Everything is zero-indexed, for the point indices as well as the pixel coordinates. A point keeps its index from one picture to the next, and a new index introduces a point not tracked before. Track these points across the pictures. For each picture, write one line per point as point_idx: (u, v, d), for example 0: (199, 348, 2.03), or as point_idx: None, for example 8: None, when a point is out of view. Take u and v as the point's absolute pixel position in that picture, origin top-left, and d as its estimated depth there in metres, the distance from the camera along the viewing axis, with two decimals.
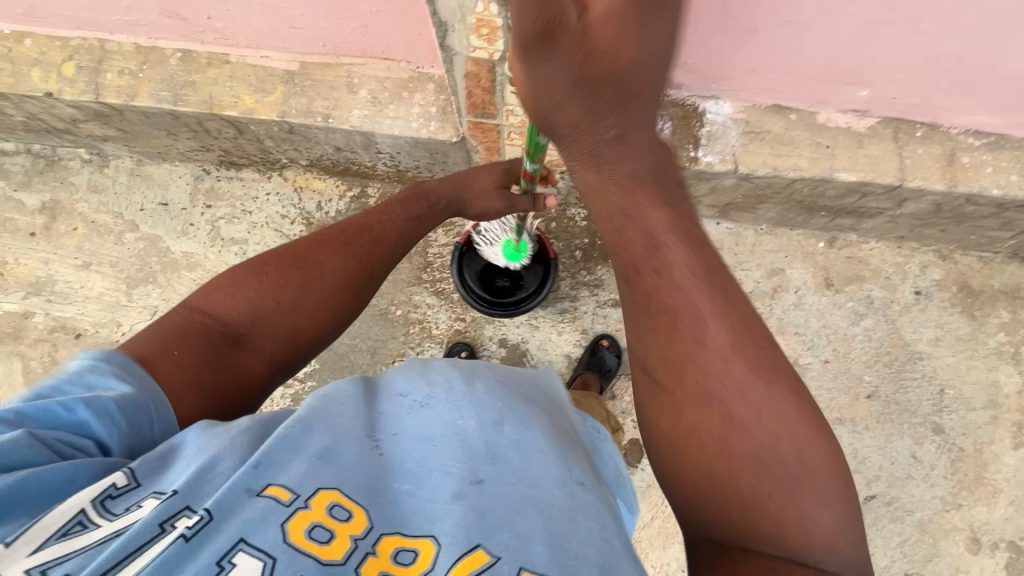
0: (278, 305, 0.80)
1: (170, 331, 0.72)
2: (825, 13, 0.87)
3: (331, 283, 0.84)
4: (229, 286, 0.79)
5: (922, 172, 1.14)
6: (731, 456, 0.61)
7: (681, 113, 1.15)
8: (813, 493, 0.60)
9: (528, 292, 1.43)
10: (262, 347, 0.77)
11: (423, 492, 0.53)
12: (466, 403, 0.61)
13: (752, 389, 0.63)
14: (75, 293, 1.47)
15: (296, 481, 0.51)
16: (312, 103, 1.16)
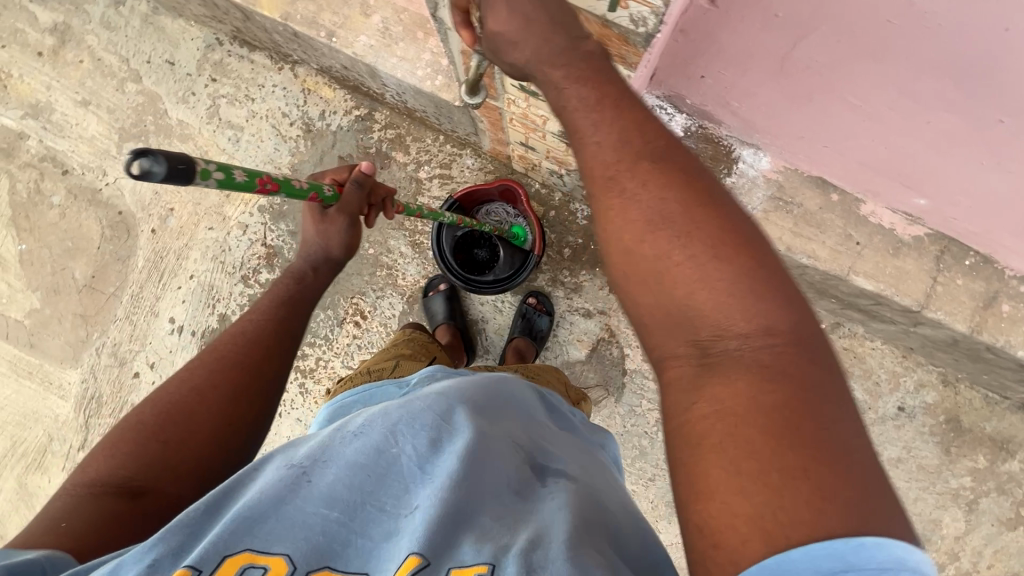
0: (167, 442, 0.67)
1: (52, 516, 0.58)
2: (899, 111, 0.71)
3: (218, 399, 0.72)
4: (108, 449, 0.66)
5: (949, 304, 1.00)
6: (651, 280, 0.52)
7: (711, 152, 1.00)
8: (734, 293, 0.49)
9: (499, 277, 1.28)
10: (166, 490, 0.64)
11: (355, 524, 0.49)
12: (400, 424, 0.57)
13: (700, 236, 0.51)
14: (69, 128, 1.46)
15: (199, 556, 0.44)
16: (319, 14, 1.05)
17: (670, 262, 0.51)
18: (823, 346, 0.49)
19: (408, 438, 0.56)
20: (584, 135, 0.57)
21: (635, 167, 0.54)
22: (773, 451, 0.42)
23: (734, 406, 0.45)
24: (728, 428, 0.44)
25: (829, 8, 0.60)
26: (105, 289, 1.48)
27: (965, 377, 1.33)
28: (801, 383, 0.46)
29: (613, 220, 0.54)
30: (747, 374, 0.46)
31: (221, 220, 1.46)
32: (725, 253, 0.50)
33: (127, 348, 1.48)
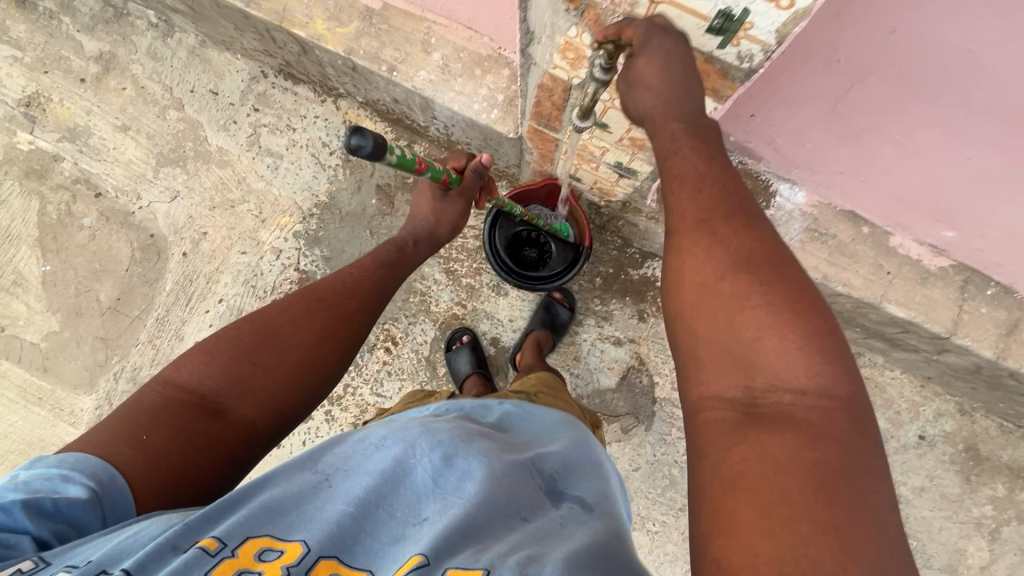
0: (255, 365, 0.75)
1: (147, 412, 0.67)
2: (942, 148, 0.78)
3: (308, 338, 0.80)
4: (205, 354, 0.74)
5: (975, 331, 1.06)
6: (697, 309, 0.54)
7: (751, 186, 1.06)
8: (793, 348, 0.50)
9: (551, 273, 1.29)
10: (238, 416, 0.71)
11: (365, 522, 0.51)
12: (420, 439, 0.59)
13: (765, 295, 0.52)
14: (107, 152, 1.48)
15: (225, 530, 0.48)
16: (381, 50, 1.11)
17: (742, 303, 0.52)
18: (874, 425, 0.49)
19: (427, 449, 0.57)
20: (679, 184, 0.60)
21: (731, 217, 0.57)
22: (805, 501, 0.42)
23: (771, 451, 0.45)
24: (757, 461, 0.45)
25: (889, 56, 0.67)
26: (129, 312, 1.46)
27: (980, 406, 1.38)
28: (834, 440, 0.46)
29: (693, 256, 0.56)
30: (793, 428, 0.47)
31: (254, 245, 1.46)
32: (784, 306, 0.51)
33: (147, 372, 1.44)
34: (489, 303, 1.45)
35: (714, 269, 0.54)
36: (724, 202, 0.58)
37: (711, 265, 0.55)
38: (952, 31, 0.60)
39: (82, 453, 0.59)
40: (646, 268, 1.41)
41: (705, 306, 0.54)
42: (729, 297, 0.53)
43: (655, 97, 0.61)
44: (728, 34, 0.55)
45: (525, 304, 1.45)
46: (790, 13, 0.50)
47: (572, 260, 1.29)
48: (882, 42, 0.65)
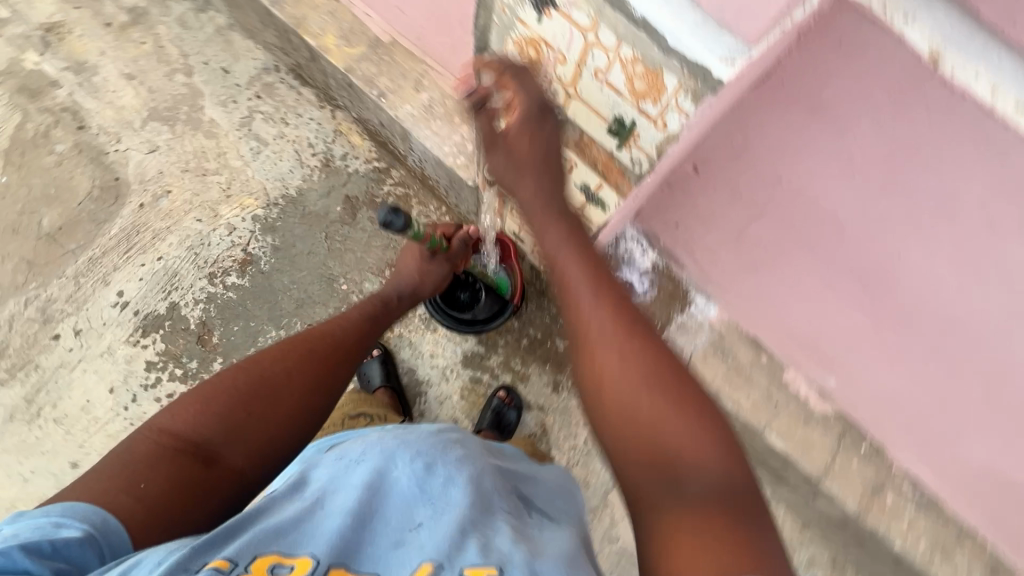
0: (249, 413, 0.72)
1: (134, 462, 0.63)
2: (820, 296, 0.86)
3: (298, 386, 0.77)
4: (200, 401, 0.70)
5: (842, 480, 1.11)
6: (613, 412, 0.60)
7: (670, 289, 1.13)
8: (686, 423, 0.58)
9: (475, 318, 1.36)
10: (233, 464, 0.68)
11: (367, 530, 0.54)
12: (397, 450, 0.62)
13: (656, 378, 0.60)
14: (105, 93, 1.53)
15: (235, 551, 0.51)
16: (377, 77, 1.21)
17: (638, 393, 0.59)
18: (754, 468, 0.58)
19: (405, 459, 0.60)
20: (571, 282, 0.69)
21: (617, 311, 0.65)
22: (731, 554, 0.50)
23: (696, 519, 0.53)
24: (697, 519, 0.53)
25: (778, 201, 0.77)
26: (65, 244, 1.45)
27: (851, 564, 1.38)
28: (744, 486, 0.55)
29: (597, 353, 0.63)
30: (711, 500, 0.54)
31: (211, 216, 1.49)
32: (674, 395, 0.59)
33: (59, 307, 1.42)
34: (415, 333, 1.47)
35: (615, 363, 0.61)
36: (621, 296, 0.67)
37: (613, 359, 0.62)
38: (821, 195, 0.71)
39: (74, 503, 0.55)
40: None
41: (614, 399, 0.60)
42: (623, 384, 0.60)
43: (534, 185, 0.78)
44: None
45: (450, 343, 1.46)
46: None
47: (497, 311, 1.37)
48: (771, 189, 0.76)
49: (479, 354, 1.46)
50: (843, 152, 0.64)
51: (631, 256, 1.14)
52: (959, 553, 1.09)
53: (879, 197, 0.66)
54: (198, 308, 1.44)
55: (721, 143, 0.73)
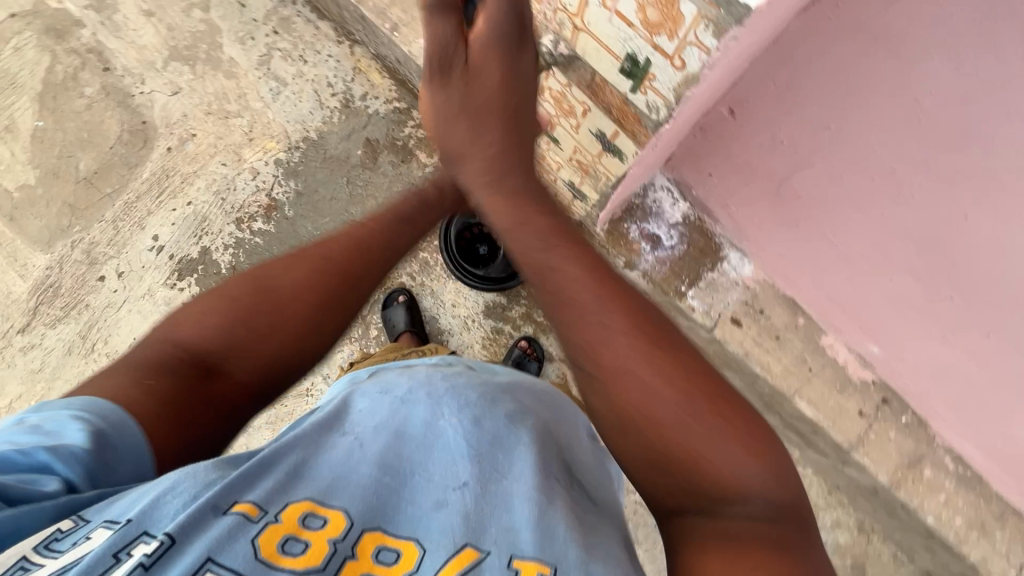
0: (249, 329, 0.63)
1: (139, 363, 0.59)
2: (866, 261, 0.76)
3: (304, 303, 0.65)
4: (202, 309, 0.64)
5: (877, 452, 1.04)
6: (625, 415, 0.48)
7: (701, 244, 1.05)
8: (716, 431, 0.46)
9: (485, 274, 1.39)
10: (235, 378, 0.63)
11: (406, 490, 0.50)
12: (447, 399, 0.60)
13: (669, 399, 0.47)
14: (127, 31, 1.51)
15: (264, 497, 0.44)
16: (390, 8, 1.11)
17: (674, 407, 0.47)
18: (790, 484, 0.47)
19: (453, 410, 0.59)
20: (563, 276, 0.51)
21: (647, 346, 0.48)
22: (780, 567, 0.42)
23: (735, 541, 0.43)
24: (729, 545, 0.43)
25: (825, 150, 0.67)
26: (102, 188, 1.49)
27: (879, 529, 1.34)
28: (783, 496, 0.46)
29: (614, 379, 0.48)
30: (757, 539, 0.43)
31: (235, 160, 1.49)
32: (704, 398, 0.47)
33: (102, 250, 1.48)
34: (437, 281, 1.45)
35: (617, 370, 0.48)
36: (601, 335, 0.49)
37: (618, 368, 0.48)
38: (875, 148, 0.62)
39: (99, 400, 0.52)
40: None
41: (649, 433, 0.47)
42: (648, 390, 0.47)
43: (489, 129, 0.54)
44: (636, 80, 0.56)
45: (472, 293, 1.45)
46: (685, 75, 0.52)
47: (510, 274, 1.39)
48: (819, 136, 0.66)
49: (501, 305, 1.44)
50: (907, 95, 0.56)
51: (659, 208, 1.06)
52: (1002, 532, 1.02)
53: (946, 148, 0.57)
54: (228, 252, 1.47)
55: (766, 80, 0.65)
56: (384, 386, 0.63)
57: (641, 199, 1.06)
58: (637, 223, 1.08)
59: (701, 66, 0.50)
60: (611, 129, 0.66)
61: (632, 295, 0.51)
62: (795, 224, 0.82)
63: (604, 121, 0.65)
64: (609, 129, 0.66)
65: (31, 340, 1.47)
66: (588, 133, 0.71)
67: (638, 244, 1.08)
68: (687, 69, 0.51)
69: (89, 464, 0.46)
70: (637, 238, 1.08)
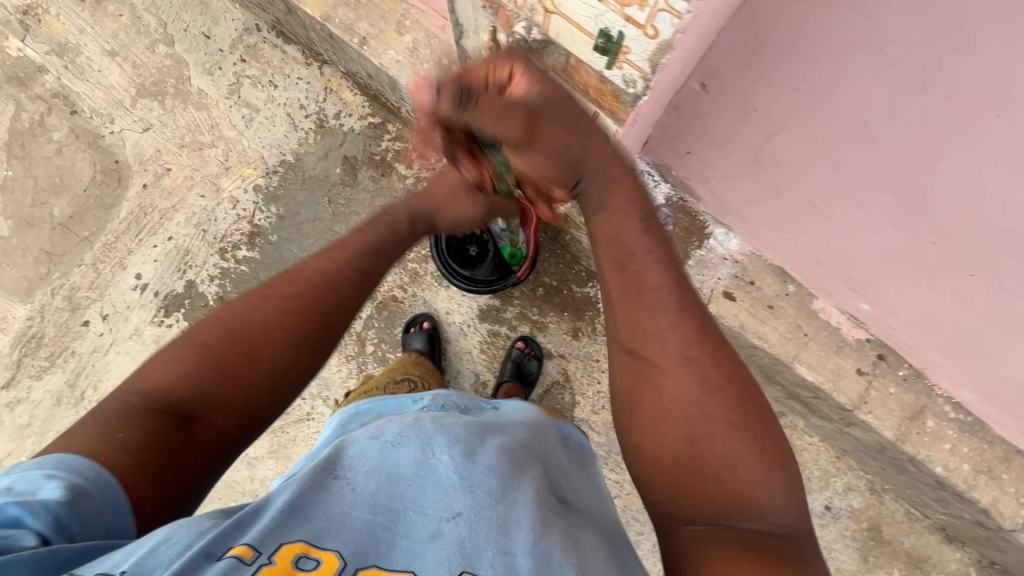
0: (225, 371, 0.66)
1: (103, 419, 0.59)
2: (849, 217, 0.78)
3: (278, 341, 0.70)
4: (169, 361, 0.66)
5: (879, 409, 1.06)
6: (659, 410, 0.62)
7: (686, 224, 1.07)
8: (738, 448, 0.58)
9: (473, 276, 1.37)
10: (214, 422, 0.64)
11: (398, 528, 0.50)
12: (434, 438, 0.59)
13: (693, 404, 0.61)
14: (92, 73, 1.50)
15: (258, 539, 0.46)
16: (356, 23, 1.12)
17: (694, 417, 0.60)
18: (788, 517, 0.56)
19: (442, 447, 0.58)
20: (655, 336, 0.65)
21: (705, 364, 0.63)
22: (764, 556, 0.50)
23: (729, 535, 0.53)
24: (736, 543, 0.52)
25: (798, 113, 0.69)
26: (78, 232, 1.47)
27: (890, 489, 1.37)
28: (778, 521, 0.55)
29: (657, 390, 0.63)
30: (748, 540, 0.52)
31: (213, 190, 1.48)
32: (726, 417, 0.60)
33: (84, 293, 1.45)
34: (429, 290, 1.45)
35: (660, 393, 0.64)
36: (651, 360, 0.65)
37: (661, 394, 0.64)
38: (848, 100, 0.63)
39: (73, 456, 0.53)
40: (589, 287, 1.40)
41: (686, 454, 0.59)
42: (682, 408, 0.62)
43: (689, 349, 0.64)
44: (610, 55, 0.54)
45: (465, 299, 1.45)
46: (660, 44, 0.50)
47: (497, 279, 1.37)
48: (789, 99, 0.68)
49: (495, 308, 1.44)
50: (869, 45, 0.57)
51: None
52: (1009, 473, 1.04)
53: (912, 94, 0.58)
54: (215, 283, 1.45)
55: (731, 51, 0.67)
56: (376, 430, 0.60)
57: None
58: None
59: (674, 31, 0.47)
60: (591, 111, 0.68)
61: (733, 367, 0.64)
62: (776, 190, 0.84)
63: (583, 104, 0.67)
64: (589, 111, 0.68)
65: (16, 395, 1.43)
66: None
67: None
68: (662, 37, 0.48)
69: (63, 518, 0.48)
70: None
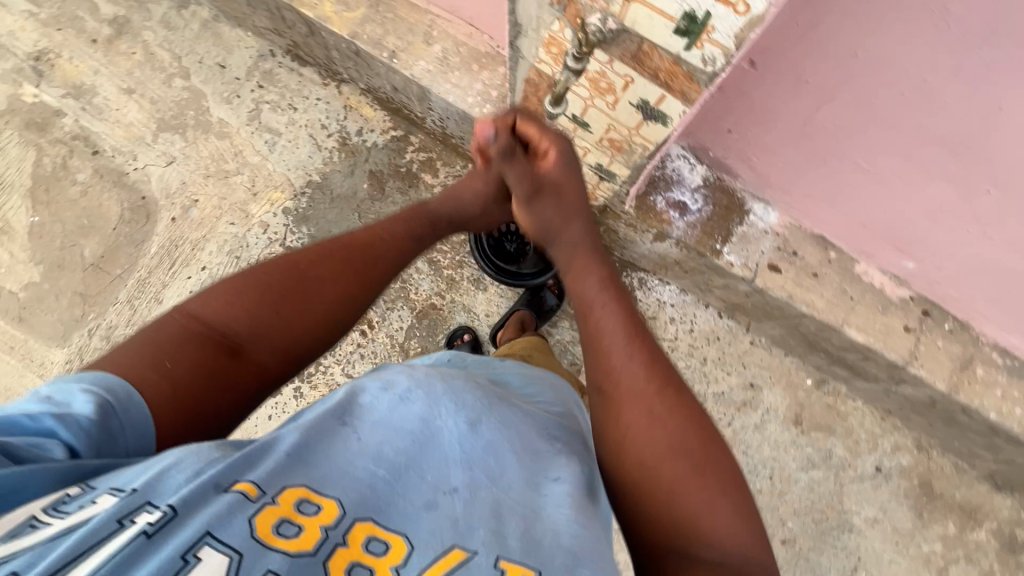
0: (275, 315, 0.69)
1: (159, 338, 0.62)
2: (900, 175, 0.82)
3: (330, 299, 0.73)
4: (226, 292, 0.68)
5: (931, 362, 1.09)
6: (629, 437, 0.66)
7: (725, 202, 1.10)
8: (703, 488, 0.62)
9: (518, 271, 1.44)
10: (257, 360, 0.66)
11: (399, 486, 0.52)
12: (443, 398, 0.60)
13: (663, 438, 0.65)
14: (110, 112, 1.51)
15: (264, 478, 0.48)
16: (384, 37, 1.15)
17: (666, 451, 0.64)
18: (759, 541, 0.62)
19: (450, 411, 0.59)
20: (612, 365, 0.71)
21: (660, 392, 0.68)
22: None
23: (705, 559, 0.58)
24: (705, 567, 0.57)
25: (853, 77, 0.71)
26: (111, 271, 1.47)
27: (937, 443, 1.41)
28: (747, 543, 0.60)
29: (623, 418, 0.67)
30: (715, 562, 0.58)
31: (243, 217, 1.48)
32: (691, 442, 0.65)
33: (122, 331, 1.44)
34: (467, 295, 1.47)
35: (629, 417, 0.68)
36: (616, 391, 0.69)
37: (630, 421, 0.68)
38: (908, 58, 0.65)
39: (109, 375, 0.55)
40: (624, 275, 1.46)
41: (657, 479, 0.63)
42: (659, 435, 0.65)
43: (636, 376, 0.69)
44: (693, 36, 0.57)
45: (503, 299, 1.47)
46: (748, 18, 0.53)
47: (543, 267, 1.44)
48: (848, 65, 0.70)
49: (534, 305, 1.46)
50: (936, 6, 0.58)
51: (679, 175, 1.11)
52: None
53: (975, 47, 0.60)
54: None
55: (787, 23, 0.69)
56: (387, 381, 0.62)
57: (661, 169, 1.11)
58: (662, 193, 1.12)
59: (767, 5, 0.51)
60: (657, 95, 0.70)
61: (686, 393, 0.69)
62: (824, 157, 0.87)
63: (651, 88, 0.68)
64: (655, 95, 0.70)
65: None
66: (629, 104, 0.75)
67: (667, 214, 1.12)
68: (753, 13, 0.52)
69: (94, 433, 0.50)
70: (664, 208, 1.12)
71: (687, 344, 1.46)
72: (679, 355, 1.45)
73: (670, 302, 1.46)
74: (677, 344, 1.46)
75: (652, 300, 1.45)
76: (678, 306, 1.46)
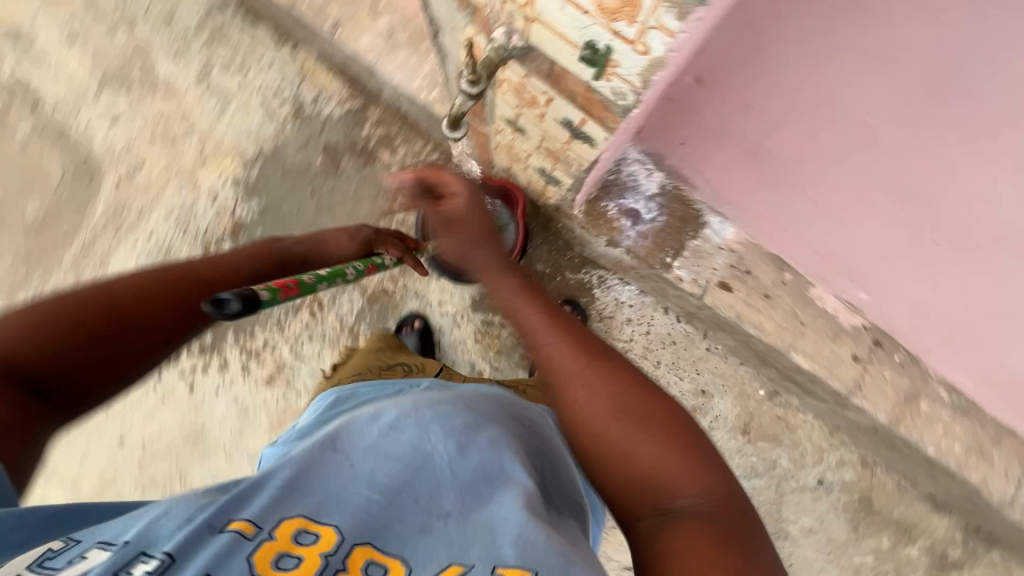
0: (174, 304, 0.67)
1: (59, 299, 0.61)
2: (852, 216, 0.76)
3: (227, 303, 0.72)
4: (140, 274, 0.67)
5: (874, 394, 1.06)
6: (576, 417, 0.61)
7: (680, 213, 1.04)
8: (673, 459, 0.57)
9: None
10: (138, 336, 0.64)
11: (394, 509, 0.49)
12: (433, 424, 0.55)
13: (618, 428, 0.59)
14: (50, 61, 1.41)
15: (257, 513, 0.46)
16: (328, 6, 1.06)
17: (604, 428, 0.59)
18: (749, 510, 0.57)
19: (440, 431, 0.54)
20: (538, 339, 0.65)
21: (597, 368, 0.62)
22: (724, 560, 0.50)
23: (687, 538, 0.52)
24: (698, 546, 0.52)
25: (801, 108, 0.65)
26: (54, 232, 1.42)
27: (881, 462, 1.41)
28: (727, 507, 0.56)
29: (572, 405, 0.61)
30: (701, 535, 0.53)
31: (191, 184, 1.42)
32: (644, 414, 0.59)
33: None
34: (420, 281, 1.43)
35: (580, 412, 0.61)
36: (554, 374, 0.63)
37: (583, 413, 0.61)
38: (857, 97, 0.59)
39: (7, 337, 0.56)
40: (583, 272, 1.42)
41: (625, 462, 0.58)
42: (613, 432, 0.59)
43: (568, 349, 0.64)
44: (597, 67, 0.52)
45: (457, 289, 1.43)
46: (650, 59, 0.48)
47: None
48: (804, 98, 0.64)
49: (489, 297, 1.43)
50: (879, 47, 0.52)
51: (635, 181, 1.04)
52: (996, 450, 1.06)
53: (926, 97, 0.54)
54: None
55: (731, 41, 0.62)
56: (375, 412, 0.57)
57: (615, 173, 1.04)
58: (614, 200, 1.07)
59: (666, 49, 0.46)
60: (579, 117, 0.63)
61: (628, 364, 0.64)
62: (775, 183, 0.81)
63: (570, 110, 0.62)
64: (576, 117, 0.63)
65: None
66: (554, 121, 0.68)
67: (618, 222, 1.07)
68: (653, 54, 0.47)
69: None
70: (616, 216, 1.07)
71: (643, 345, 1.43)
72: (632, 356, 1.42)
73: (628, 302, 1.43)
74: (632, 345, 1.43)
75: (610, 298, 1.42)
76: (636, 306, 1.43)
